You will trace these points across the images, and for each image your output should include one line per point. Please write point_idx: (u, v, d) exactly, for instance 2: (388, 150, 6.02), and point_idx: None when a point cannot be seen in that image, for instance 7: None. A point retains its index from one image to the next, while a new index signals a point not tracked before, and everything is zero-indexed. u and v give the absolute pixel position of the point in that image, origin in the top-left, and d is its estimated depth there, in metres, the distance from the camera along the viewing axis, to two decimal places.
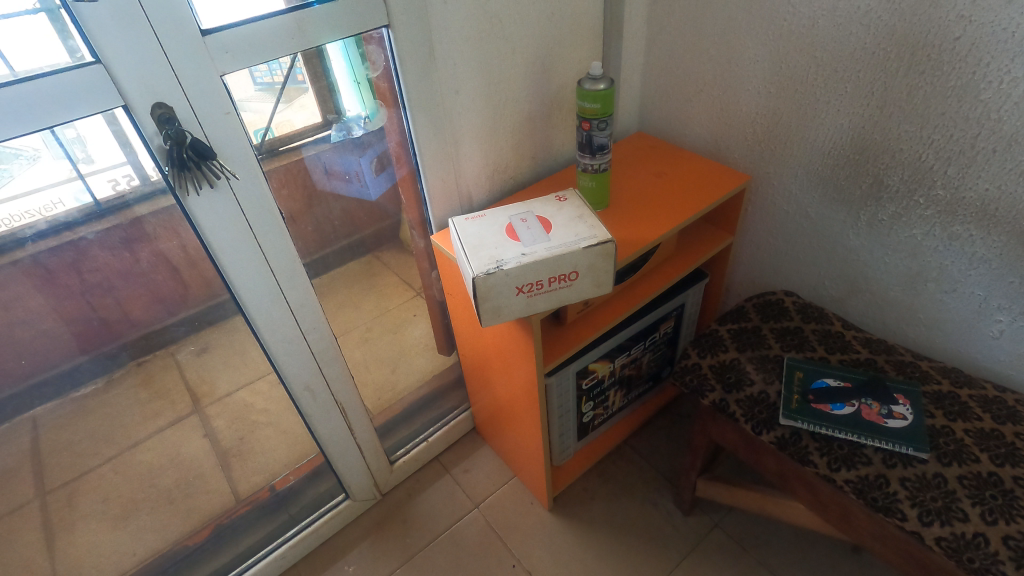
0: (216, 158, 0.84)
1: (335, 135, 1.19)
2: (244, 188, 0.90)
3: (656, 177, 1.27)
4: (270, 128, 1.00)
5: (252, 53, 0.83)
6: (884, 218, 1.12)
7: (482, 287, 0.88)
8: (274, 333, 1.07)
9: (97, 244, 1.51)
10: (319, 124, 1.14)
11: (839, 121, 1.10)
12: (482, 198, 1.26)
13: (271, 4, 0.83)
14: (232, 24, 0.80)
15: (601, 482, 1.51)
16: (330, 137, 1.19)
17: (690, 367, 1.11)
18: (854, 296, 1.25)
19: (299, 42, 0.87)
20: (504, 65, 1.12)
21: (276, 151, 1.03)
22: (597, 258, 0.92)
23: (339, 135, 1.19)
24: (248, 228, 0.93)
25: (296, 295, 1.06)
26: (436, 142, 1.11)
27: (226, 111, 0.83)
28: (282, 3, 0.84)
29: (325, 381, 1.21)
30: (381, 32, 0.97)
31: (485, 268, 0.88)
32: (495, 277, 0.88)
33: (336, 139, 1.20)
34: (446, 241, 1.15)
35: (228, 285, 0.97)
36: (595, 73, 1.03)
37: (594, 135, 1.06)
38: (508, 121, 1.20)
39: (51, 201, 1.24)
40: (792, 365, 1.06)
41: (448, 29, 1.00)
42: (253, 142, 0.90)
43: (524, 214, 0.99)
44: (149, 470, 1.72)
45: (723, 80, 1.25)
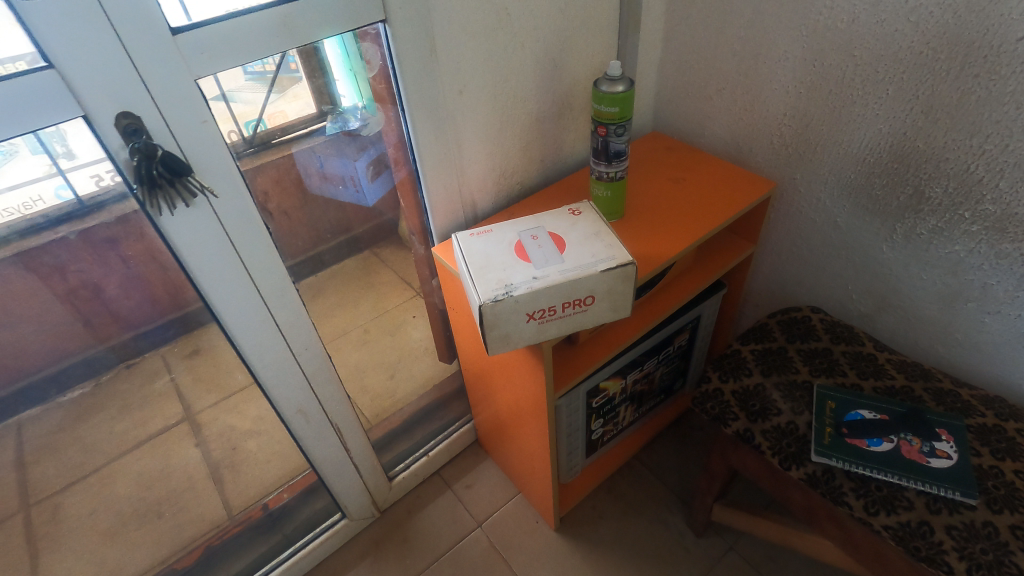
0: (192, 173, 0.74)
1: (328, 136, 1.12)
2: (226, 205, 0.80)
3: (675, 183, 1.18)
4: (263, 121, 0.93)
5: (230, 53, 0.73)
6: (922, 232, 1.03)
7: (489, 315, 0.80)
8: (263, 357, 0.99)
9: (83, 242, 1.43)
10: (314, 115, 1.06)
11: (877, 126, 1.00)
12: (486, 205, 1.17)
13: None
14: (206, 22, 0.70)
15: (610, 499, 1.44)
16: (326, 129, 1.10)
17: (711, 393, 1.04)
18: (884, 313, 1.17)
19: (284, 40, 0.77)
20: (511, 62, 1.02)
21: (270, 144, 0.98)
22: (616, 281, 0.84)
23: (335, 126, 1.11)
24: (231, 247, 0.84)
25: (285, 315, 0.98)
26: (437, 146, 1.02)
27: (203, 119, 0.73)
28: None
29: (319, 403, 1.13)
30: (378, 28, 0.87)
31: (493, 295, 0.80)
32: (504, 304, 0.80)
33: (333, 132, 1.11)
34: (448, 253, 1.06)
35: (210, 308, 0.89)
36: (613, 74, 0.93)
37: (610, 141, 0.97)
38: (515, 122, 1.11)
39: (30, 197, 1.15)
40: (823, 394, 0.98)
41: (451, 24, 0.90)
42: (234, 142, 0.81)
43: (535, 230, 0.90)
44: (137, 483, 1.64)
45: (748, 79, 1.15)
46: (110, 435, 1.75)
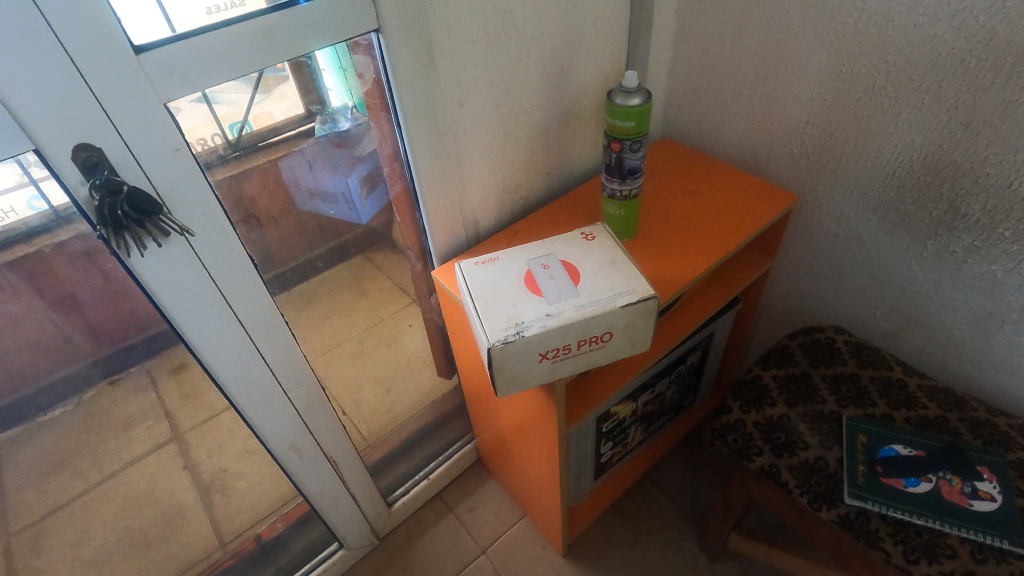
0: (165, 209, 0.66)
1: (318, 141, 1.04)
2: (204, 239, 0.72)
3: (689, 196, 1.10)
4: (247, 122, 0.87)
5: (203, 72, 0.64)
6: (956, 250, 0.96)
7: (499, 358, 0.73)
8: (251, 395, 0.92)
9: (57, 259, 1.34)
10: (301, 115, 0.98)
11: (910, 137, 0.93)
12: (489, 222, 1.10)
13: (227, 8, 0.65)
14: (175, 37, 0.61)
15: (619, 522, 1.38)
16: (316, 132, 1.03)
17: (732, 424, 0.97)
18: (910, 331, 1.10)
19: (265, 54, 0.68)
20: (516, 70, 0.94)
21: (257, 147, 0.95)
22: (637, 316, 0.76)
23: (325, 128, 1.03)
24: (212, 284, 0.76)
25: (274, 350, 0.90)
26: (437, 163, 0.93)
27: (175, 147, 0.65)
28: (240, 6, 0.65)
29: (313, 438, 1.06)
30: (370, 37, 0.78)
31: (502, 336, 0.72)
32: (515, 345, 0.73)
33: (323, 134, 1.04)
34: (449, 277, 0.98)
35: (190, 349, 0.81)
36: (629, 85, 0.85)
37: (625, 158, 0.89)
38: (519, 134, 1.03)
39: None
40: (853, 427, 0.92)
41: (451, 32, 0.82)
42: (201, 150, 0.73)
43: (546, 258, 0.82)
44: (124, 509, 1.57)
45: (767, 84, 1.07)
46: (94, 457, 1.68)
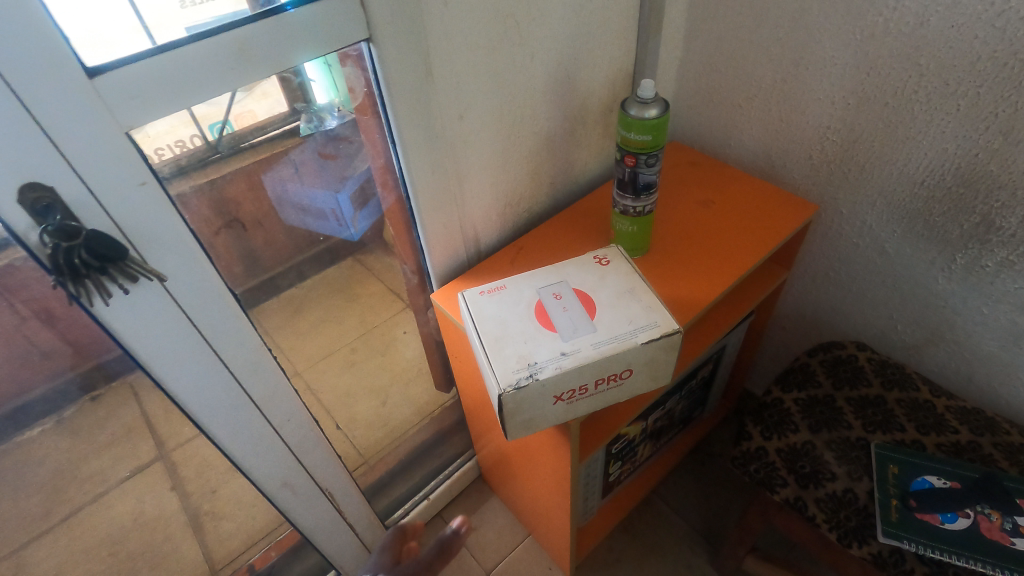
0: (130, 253, 0.58)
1: (309, 147, 1.06)
2: (181, 279, 0.65)
3: (704, 207, 1.03)
4: (227, 122, 0.78)
5: (172, 93, 0.56)
6: (988, 264, 0.91)
7: (511, 403, 0.66)
8: (238, 436, 0.85)
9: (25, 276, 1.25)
10: (285, 113, 0.89)
11: (943, 145, 0.87)
12: (490, 238, 1.02)
13: (204, 22, 0.57)
14: (144, 51, 0.53)
15: (628, 540, 1.33)
16: (299, 129, 0.97)
17: (754, 452, 0.92)
18: (934, 346, 1.05)
19: (241, 72, 0.60)
20: (519, 77, 0.86)
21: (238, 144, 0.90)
22: (659, 352, 0.70)
23: (310, 126, 0.97)
24: (191, 325, 0.69)
25: (262, 388, 0.83)
26: (435, 180, 0.86)
27: (140, 181, 0.57)
28: (222, 15, 0.59)
29: (307, 473, 0.99)
30: (361, 47, 0.70)
31: (514, 380, 0.66)
32: (528, 390, 0.66)
33: (307, 131, 0.98)
34: (450, 301, 0.91)
35: (168, 395, 0.73)
36: (645, 95, 0.78)
37: (640, 173, 0.82)
38: (523, 144, 0.95)
39: None
40: (883, 456, 0.87)
41: (450, 38, 0.74)
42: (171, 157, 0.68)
43: (557, 287, 0.76)
44: (108, 536, 1.48)
45: (785, 86, 1.00)
46: (75, 479, 1.60)
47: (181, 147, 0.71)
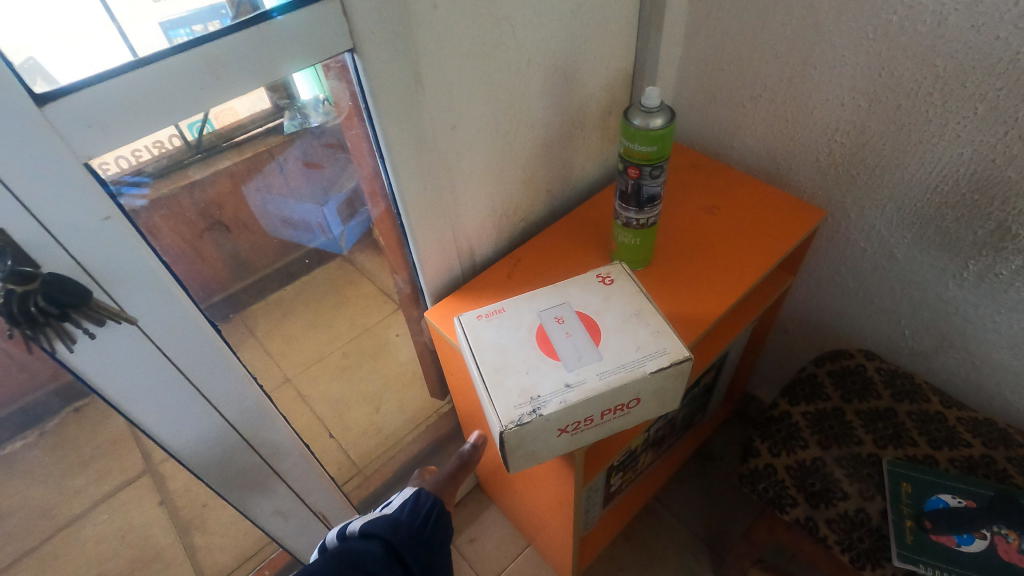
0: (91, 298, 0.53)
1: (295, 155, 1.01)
2: (155, 317, 0.60)
3: (707, 214, 0.99)
4: (207, 121, 0.69)
5: (139, 116, 0.51)
6: (1002, 272, 0.87)
7: (514, 440, 0.63)
8: (225, 469, 0.81)
9: None
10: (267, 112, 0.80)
11: (958, 149, 0.83)
12: (486, 250, 0.98)
13: (180, 17, 0.54)
14: (118, 66, 0.49)
15: (630, 549, 1.30)
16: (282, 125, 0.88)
17: (762, 470, 0.90)
18: (943, 353, 1.02)
19: (211, 91, 0.55)
20: (514, 82, 0.81)
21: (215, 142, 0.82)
22: (668, 380, 0.66)
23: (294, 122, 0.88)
24: (168, 362, 0.65)
25: (248, 419, 0.78)
26: (426, 194, 0.81)
27: (103, 216, 0.52)
28: (198, 9, 0.55)
29: (299, 497, 0.95)
30: (344, 58, 0.65)
31: (516, 416, 0.62)
32: (532, 426, 0.62)
33: (290, 128, 0.90)
34: (445, 319, 0.87)
35: (147, 433, 0.69)
36: (650, 104, 0.74)
37: (644, 185, 0.78)
38: (519, 152, 0.90)
39: None
40: (895, 474, 0.84)
41: (440, 46, 0.69)
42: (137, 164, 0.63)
43: (559, 310, 0.72)
44: (95, 554, 1.44)
45: (791, 87, 0.96)
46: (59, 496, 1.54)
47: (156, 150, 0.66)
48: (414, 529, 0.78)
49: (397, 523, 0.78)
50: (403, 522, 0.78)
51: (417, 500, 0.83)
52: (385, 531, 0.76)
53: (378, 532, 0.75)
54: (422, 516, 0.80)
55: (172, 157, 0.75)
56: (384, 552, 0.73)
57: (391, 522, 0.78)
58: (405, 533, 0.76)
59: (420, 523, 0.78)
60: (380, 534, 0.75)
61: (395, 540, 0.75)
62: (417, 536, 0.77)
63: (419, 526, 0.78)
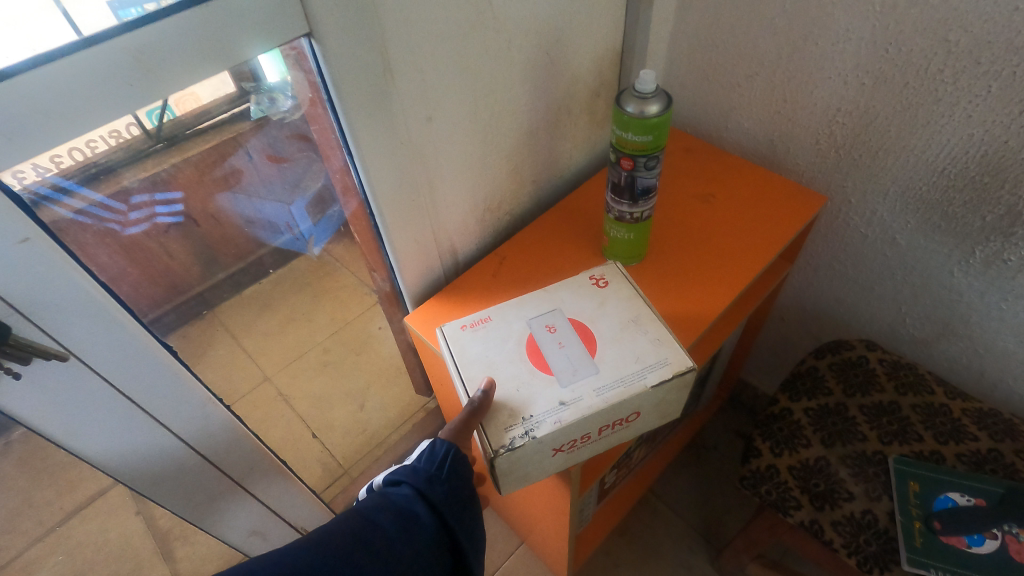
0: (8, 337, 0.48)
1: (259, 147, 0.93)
2: (94, 347, 0.54)
3: (703, 203, 0.94)
4: (169, 109, 0.60)
5: (64, 111, 0.44)
6: (1010, 259, 0.83)
7: (505, 465, 0.58)
8: (191, 493, 0.75)
9: None
10: (231, 100, 0.71)
11: (968, 130, 0.78)
12: (469, 247, 0.92)
13: None
14: (43, 54, 0.42)
15: (625, 543, 1.28)
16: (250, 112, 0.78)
17: (764, 471, 0.87)
18: (945, 340, 0.99)
19: (142, 88, 0.48)
20: (495, 67, 0.74)
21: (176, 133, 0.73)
22: (671, 392, 0.61)
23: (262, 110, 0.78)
24: (116, 392, 0.59)
25: (216, 443, 0.72)
26: (401, 192, 0.74)
27: (20, 238, 0.45)
28: None
29: (277, 512, 0.90)
30: (301, 44, 0.57)
31: (508, 440, 0.57)
32: (526, 450, 0.57)
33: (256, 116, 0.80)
34: (427, 324, 0.81)
35: (98, 465, 0.63)
36: (644, 89, 0.67)
37: (638, 177, 0.72)
38: (502, 142, 0.83)
39: None
40: (902, 472, 0.81)
41: (410, 28, 0.61)
42: (54, 173, 0.54)
43: (550, 317, 0.67)
44: None
45: (790, 64, 0.90)
46: None
47: (111, 141, 0.59)
48: (437, 479, 0.65)
49: (421, 469, 0.66)
50: (423, 472, 0.65)
51: (436, 445, 0.68)
52: (413, 478, 0.64)
53: (406, 480, 0.64)
54: (448, 459, 0.67)
55: (130, 148, 0.68)
56: (417, 502, 0.62)
57: (415, 470, 0.65)
58: (434, 481, 0.65)
59: (447, 468, 0.66)
60: (409, 482, 0.64)
61: (423, 490, 0.64)
62: (448, 482, 0.66)
63: (447, 469, 0.66)
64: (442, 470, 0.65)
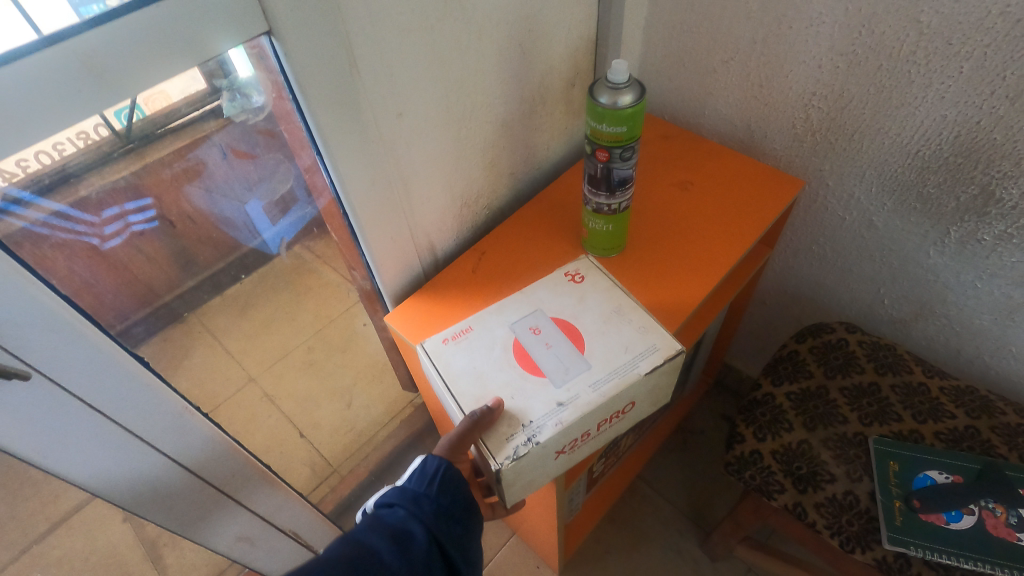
0: None
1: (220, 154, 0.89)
2: (59, 362, 0.53)
3: (682, 190, 0.94)
4: (137, 108, 0.58)
5: (16, 119, 0.42)
6: (985, 238, 0.84)
7: (510, 476, 0.57)
8: (172, 504, 0.73)
9: None
10: (201, 98, 0.69)
11: (942, 111, 0.78)
12: (447, 243, 0.91)
13: None
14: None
15: (615, 530, 1.29)
16: (224, 112, 0.75)
17: (749, 457, 0.88)
18: (922, 320, 1.01)
19: (95, 93, 0.46)
20: (464, 59, 0.72)
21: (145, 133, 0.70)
22: (663, 377, 0.62)
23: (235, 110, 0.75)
24: (88, 408, 0.57)
25: (194, 451, 0.71)
26: (375, 190, 0.73)
27: None
28: None
29: (262, 517, 0.89)
30: (262, 42, 0.55)
31: (512, 450, 0.56)
32: (529, 457, 0.56)
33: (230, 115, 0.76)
34: (407, 324, 0.80)
35: (72, 481, 0.62)
36: (617, 80, 0.66)
37: (614, 169, 0.71)
38: (477, 135, 0.82)
39: None
40: (882, 452, 0.82)
41: (375, 22, 0.60)
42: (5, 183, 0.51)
43: (533, 319, 0.67)
44: None
45: (765, 48, 0.89)
46: None
47: (79, 144, 0.58)
48: (428, 498, 0.65)
49: (411, 489, 0.66)
50: (415, 491, 0.65)
51: (427, 463, 0.67)
52: (404, 500, 0.64)
53: (398, 503, 0.64)
54: (437, 476, 0.66)
55: (97, 151, 0.66)
56: (408, 521, 0.63)
57: (405, 491, 0.65)
58: (424, 499, 0.64)
59: (439, 484, 0.66)
60: (400, 504, 0.64)
61: (413, 511, 0.63)
62: (438, 499, 0.65)
63: (437, 485, 0.66)
64: (431, 488, 0.65)
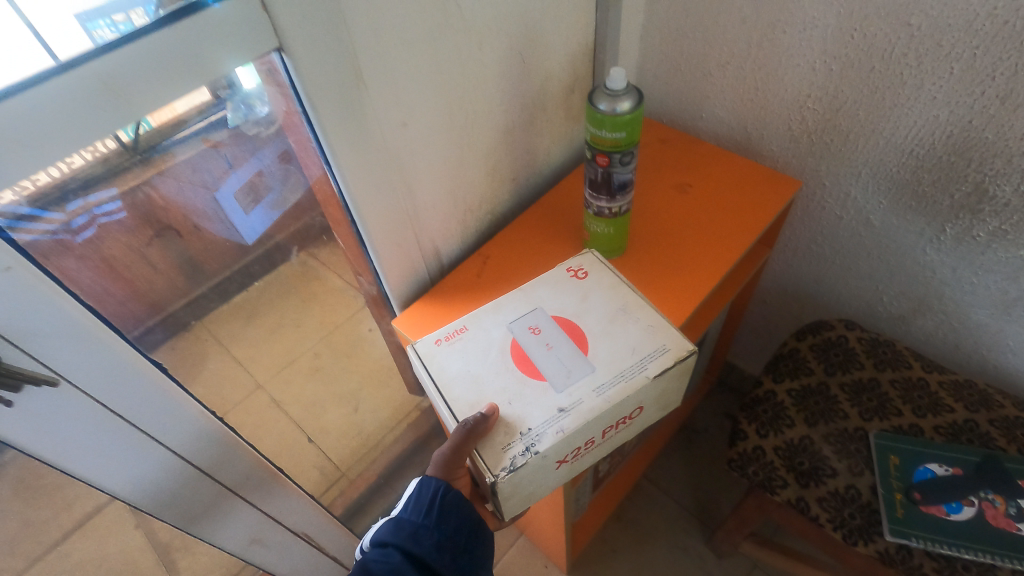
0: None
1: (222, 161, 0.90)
2: (81, 368, 0.55)
3: (680, 192, 0.96)
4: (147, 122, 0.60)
5: (39, 138, 0.44)
6: (980, 234, 0.86)
7: (508, 489, 0.58)
8: (188, 506, 0.75)
9: None
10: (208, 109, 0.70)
11: (933, 111, 0.80)
12: (451, 248, 0.92)
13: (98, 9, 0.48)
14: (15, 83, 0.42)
15: (621, 528, 1.30)
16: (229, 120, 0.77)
17: (752, 454, 0.89)
18: (921, 315, 1.02)
19: (114, 113, 0.48)
20: (465, 68, 0.74)
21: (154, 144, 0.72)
22: (669, 382, 0.64)
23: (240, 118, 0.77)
24: (110, 413, 0.60)
25: (209, 455, 0.73)
26: (381, 198, 0.75)
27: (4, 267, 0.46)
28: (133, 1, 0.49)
29: (275, 519, 0.91)
30: (273, 58, 0.57)
31: (510, 462, 0.57)
32: (527, 470, 0.58)
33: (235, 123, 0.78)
34: (414, 327, 0.82)
35: (93, 484, 0.64)
36: (615, 87, 0.68)
37: (614, 173, 0.73)
38: (478, 141, 0.84)
39: None
40: (882, 447, 0.84)
41: (379, 35, 0.62)
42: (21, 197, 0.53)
43: (532, 317, 0.69)
44: None
45: (759, 53, 0.91)
46: None
47: (90, 156, 0.59)
48: (423, 530, 0.66)
49: (406, 520, 0.67)
50: (411, 525, 0.66)
51: (421, 492, 0.68)
52: (396, 538, 0.65)
53: (391, 542, 0.65)
54: (433, 505, 0.67)
55: (107, 164, 0.68)
56: (401, 561, 0.64)
57: (399, 525, 0.66)
58: (421, 532, 0.66)
59: (436, 511, 0.67)
60: (394, 543, 0.65)
61: (408, 547, 0.65)
62: (435, 529, 0.66)
63: (434, 514, 0.67)
64: (427, 520, 0.66)
